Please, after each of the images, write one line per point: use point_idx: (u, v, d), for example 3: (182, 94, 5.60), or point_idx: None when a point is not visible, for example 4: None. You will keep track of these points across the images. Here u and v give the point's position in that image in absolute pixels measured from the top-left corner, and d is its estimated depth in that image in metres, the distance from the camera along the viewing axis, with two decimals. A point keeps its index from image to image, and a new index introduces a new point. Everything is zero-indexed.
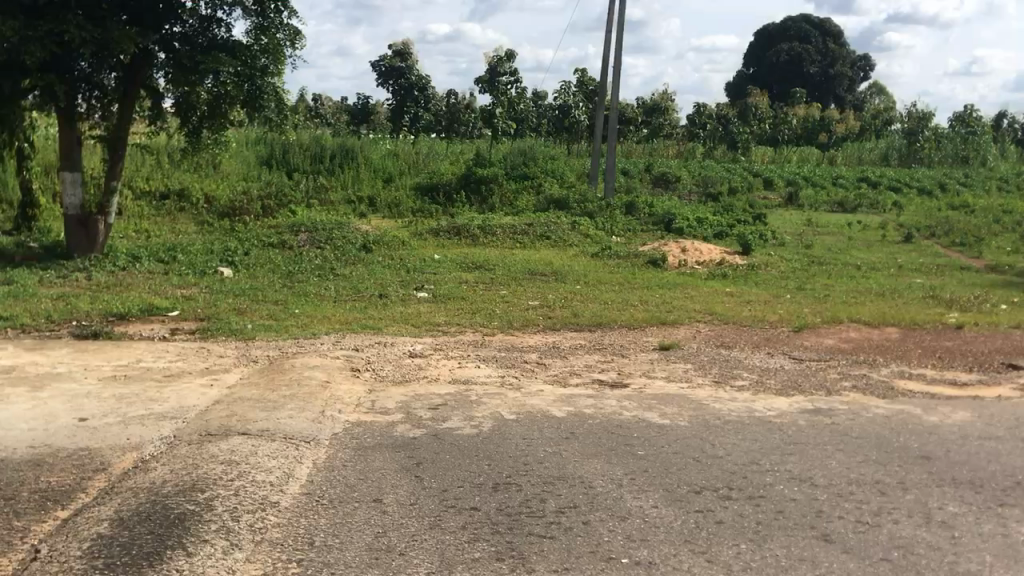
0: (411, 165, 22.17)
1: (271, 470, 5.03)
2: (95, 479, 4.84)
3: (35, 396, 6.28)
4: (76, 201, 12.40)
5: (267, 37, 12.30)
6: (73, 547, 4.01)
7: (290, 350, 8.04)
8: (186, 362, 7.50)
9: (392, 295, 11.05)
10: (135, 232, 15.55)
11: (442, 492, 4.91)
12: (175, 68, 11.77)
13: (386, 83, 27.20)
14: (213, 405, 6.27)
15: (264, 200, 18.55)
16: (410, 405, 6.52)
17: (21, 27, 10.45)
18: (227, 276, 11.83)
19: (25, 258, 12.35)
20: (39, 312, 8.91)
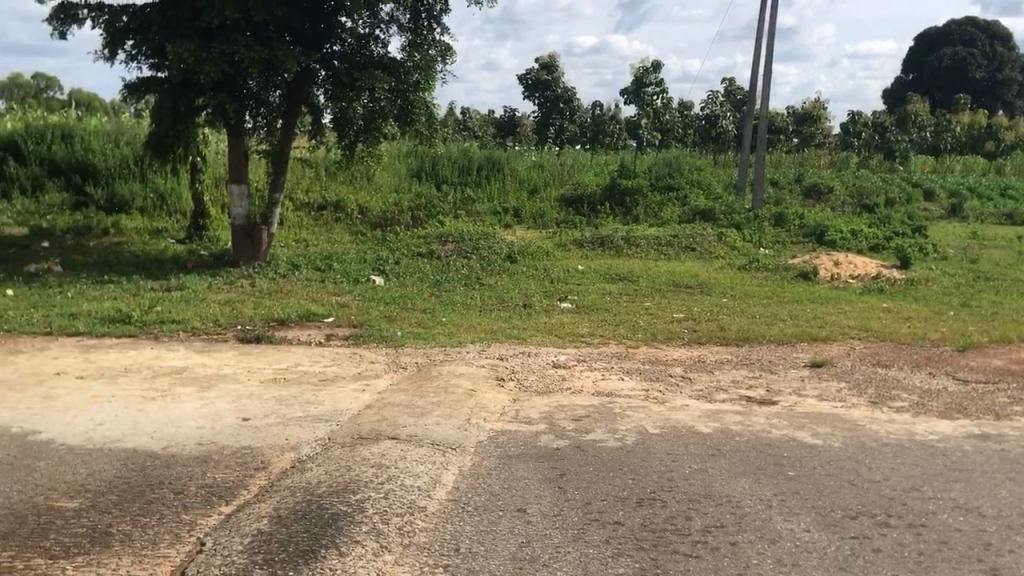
0: (556, 176, 22.29)
1: (419, 475, 5.15)
2: (256, 477, 5.08)
3: (204, 396, 6.67)
4: (242, 212, 13.12)
5: (420, 54, 12.68)
6: (235, 541, 4.22)
7: (438, 357, 8.22)
8: (340, 367, 7.79)
9: (537, 305, 11.11)
10: (295, 241, 16.30)
11: (586, 505, 4.88)
12: (335, 85, 12.30)
13: (533, 95, 27.53)
14: (365, 409, 6.48)
15: (414, 211, 19.06)
16: (554, 416, 6.54)
17: (197, 50, 11.17)
18: (378, 285, 12.23)
19: (196, 265, 13.11)
20: (208, 316, 9.48)
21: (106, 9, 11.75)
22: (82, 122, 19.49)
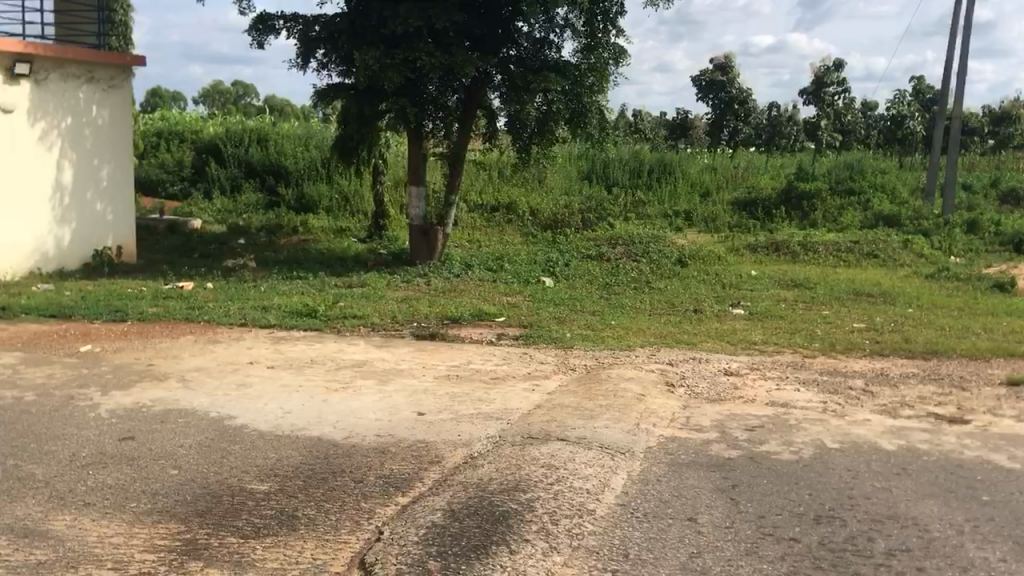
0: (729, 179, 21.75)
1: (587, 478, 5.13)
2: (430, 471, 5.21)
3: (382, 389, 6.93)
4: (419, 212, 13.56)
5: (595, 56, 12.83)
6: (411, 532, 4.35)
7: (607, 360, 8.18)
8: (511, 366, 7.90)
9: (708, 311, 10.87)
10: (468, 242, 16.67)
11: (759, 518, 4.72)
12: (510, 88, 12.45)
13: (706, 97, 27.00)
14: (535, 408, 6.53)
15: (584, 213, 19.09)
16: (726, 424, 6.37)
17: (382, 56, 11.62)
18: (549, 286, 12.32)
19: (375, 263, 13.66)
20: (387, 312, 9.85)
21: (300, 19, 12.44)
22: (275, 127, 20.74)
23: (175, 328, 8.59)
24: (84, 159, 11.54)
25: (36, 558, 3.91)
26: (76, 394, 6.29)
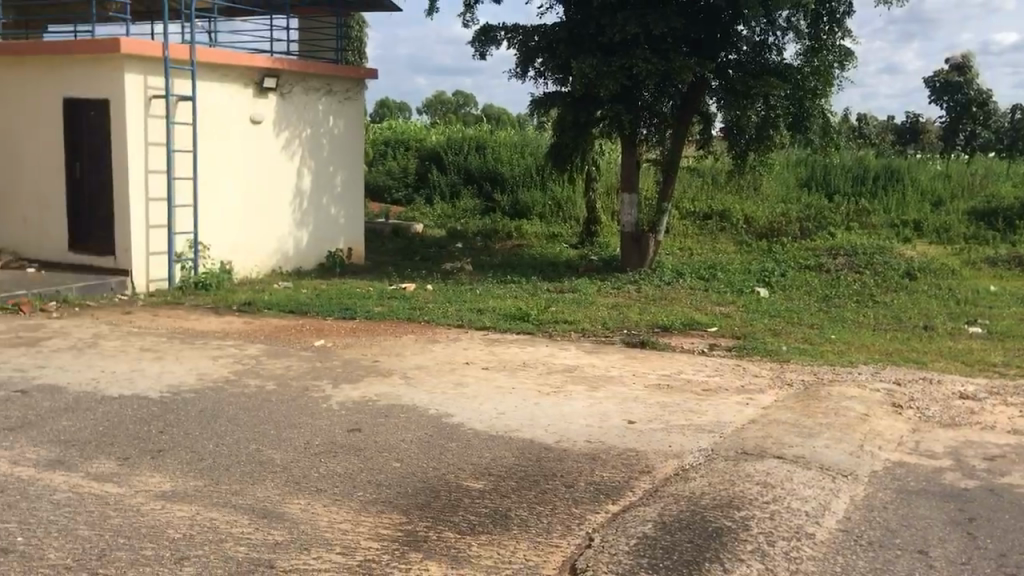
0: (966, 187, 20.15)
1: (806, 499, 4.89)
2: (641, 480, 5.15)
3: (593, 395, 6.93)
4: (632, 219, 13.50)
5: (819, 59, 12.24)
6: (622, 541, 4.32)
7: (827, 377, 7.78)
8: (724, 378, 7.68)
9: (939, 328, 10.11)
10: (680, 250, 16.42)
11: (1001, 557, 4.31)
12: (729, 94, 12.21)
13: (940, 99, 25.20)
14: (749, 423, 6.32)
15: (803, 221, 18.30)
16: (961, 452, 5.87)
17: (599, 64, 11.67)
18: (764, 296, 11.90)
19: (586, 268, 13.73)
20: (597, 318, 9.87)
21: (520, 30, 12.75)
22: (493, 135, 21.40)
23: (397, 327, 9.02)
24: (320, 165, 12.37)
25: (274, 538, 4.21)
26: (309, 386, 6.73)
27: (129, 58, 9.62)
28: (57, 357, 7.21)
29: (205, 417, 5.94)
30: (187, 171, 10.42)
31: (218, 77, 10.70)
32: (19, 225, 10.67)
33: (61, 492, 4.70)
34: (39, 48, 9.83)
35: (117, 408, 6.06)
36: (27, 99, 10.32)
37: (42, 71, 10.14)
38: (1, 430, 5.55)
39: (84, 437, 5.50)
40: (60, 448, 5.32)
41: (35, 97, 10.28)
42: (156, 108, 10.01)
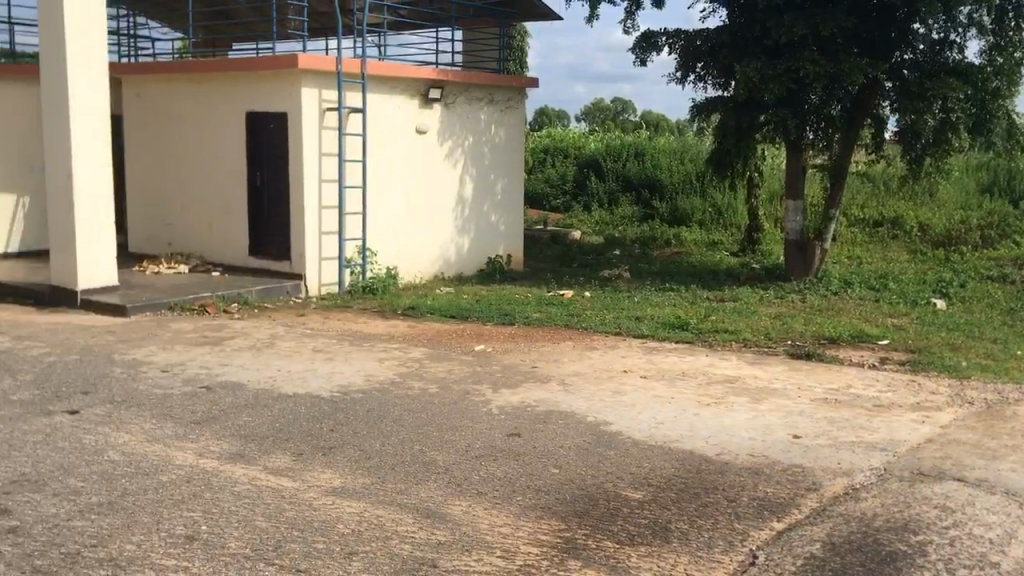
0: None
1: (991, 526, 4.56)
2: (808, 498, 4.95)
3: (756, 408, 6.73)
4: (796, 227, 13.04)
5: (1004, 56, 11.43)
6: (787, 561, 4.17)
7: (1014, 396, 7.23)
8: (897, 394, 7.28)
9: None
10: (848, 259, 15.72)
11: None
12: (905, 96, 11.62)
13: None
14: (925, 442, 5.96)
15: (985, 229, 17.13)
16: None
17: (764, 68, 11.36)
18: (941, 309, 11.21)
19: (748, 277, 13.35)
20: (759, 328, 9.58)
21: (682, 35, 12.55)
22: (653, 142, 21.20)
23: (556, 333, 9.07)
24: (482, 173, 12.62)
25: (436, 538, 4.31)
26: (470, 389, 6.87)
27: (306, 72, 10.12)
28: (238, 356, 7.66)
29: (372, 416, 6.16)
30: (356, 180, 10.85)
31: (387, 89, 11.11)
32: (205, 231, 11.41)
33: (241, 483, 4.98)
34: (225, 65, 10.47)
35: (292, 405, 6.37)
36: (214, 114, 11.03)
37: (227, 87, 10.81)
38: (189, 423, 5.95)
39: (262, 432, 5.82)
40: (240, 441, 5.65)
41: (221, 111, 10.96)
42: (329, 120, 10.49)
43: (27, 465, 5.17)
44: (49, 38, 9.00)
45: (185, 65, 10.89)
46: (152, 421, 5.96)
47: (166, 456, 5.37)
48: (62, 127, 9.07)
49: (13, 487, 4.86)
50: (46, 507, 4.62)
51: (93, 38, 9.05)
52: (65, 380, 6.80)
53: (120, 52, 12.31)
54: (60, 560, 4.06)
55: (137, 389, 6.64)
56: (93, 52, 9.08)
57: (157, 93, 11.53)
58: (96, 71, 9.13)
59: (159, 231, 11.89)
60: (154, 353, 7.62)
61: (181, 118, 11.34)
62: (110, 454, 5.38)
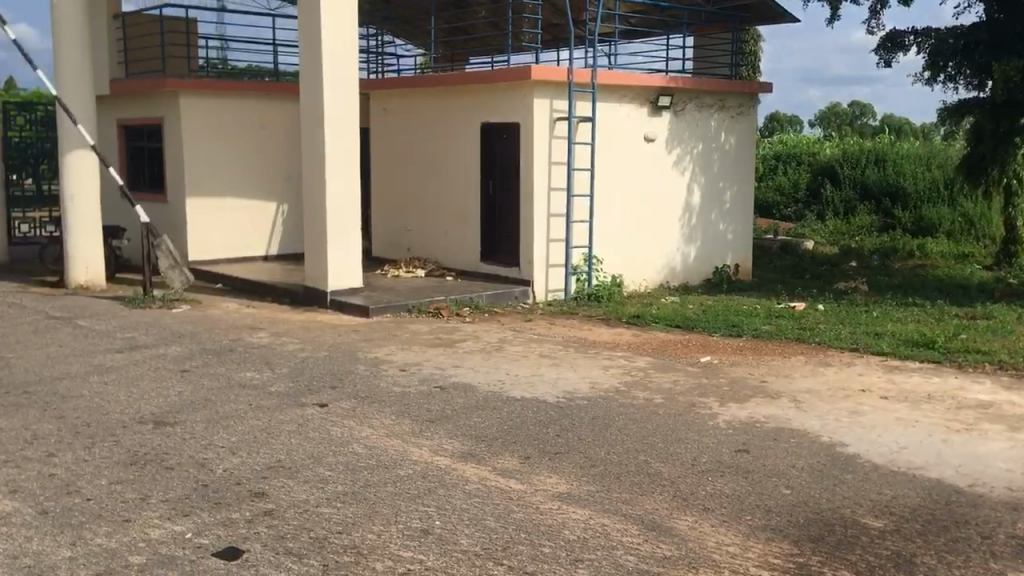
0: None
1: None
2: None
3: (1014, 437, 6.13)
4: None
5: None
6: None
7: None
8: None
9: None
10: None
11: None
12: None
13: None
14: None
15: None
16: None
17: None
18: None
19: (1005, 293, 12.22)
20: (1018, 350, 8.73)
21: (932, 33, 11.70)
22: (896, 147, 19.92)
23: (786, 347, 8.72)
24: (711, 182, 12.39)
25: (662, 552, 4.26)
26: (697, 401, 6.75)
27: (538, 84, 10.35)
28: (469, 358, 7.95)
29: (598, 424, 6.20)
30: (584, 188, 10.98)
31: (617, 98, 11.15)
32: (441, 238, 11.94)
33: (472, 482, 5.17)
34: (463, 79, 10.91)
35: (520, 409, 6.53)
36: (452, 126, 11.52)
37: (464, 100, 11.27)
38: (424, 421, 6.24)
39: (492, 433, 6.00)
40: (471, 441, 5.86)
41: (458, 123, 11.44)
42: (560, 130, 10.68)
43: (283, 452, 5.63)
44: (308, 59, 9.76)
45: (426, 80, 11.45)
46: (391, 417, 6.31)
47: (403, 451, 5.66)
48: (316, 140, 9.81)
49: (270, 472, 5.30)
50: (298, 492, 5.00)
51: (345, 57, 9.72)
52: (315, 374, 7.35)
53: (369, 69, 13.10)
54: (310, 543, 4.38)
55: (378, 386, 7.05)
56: (345, 70, 9.75)
57: (400, 107, 12.21)
58: (347, 88, 9.79)
59: (399, 237, 12.57)
60: (393, 352, 8.07)
61: (422, 130, 11.94)
62: (354, 446, 5.75)
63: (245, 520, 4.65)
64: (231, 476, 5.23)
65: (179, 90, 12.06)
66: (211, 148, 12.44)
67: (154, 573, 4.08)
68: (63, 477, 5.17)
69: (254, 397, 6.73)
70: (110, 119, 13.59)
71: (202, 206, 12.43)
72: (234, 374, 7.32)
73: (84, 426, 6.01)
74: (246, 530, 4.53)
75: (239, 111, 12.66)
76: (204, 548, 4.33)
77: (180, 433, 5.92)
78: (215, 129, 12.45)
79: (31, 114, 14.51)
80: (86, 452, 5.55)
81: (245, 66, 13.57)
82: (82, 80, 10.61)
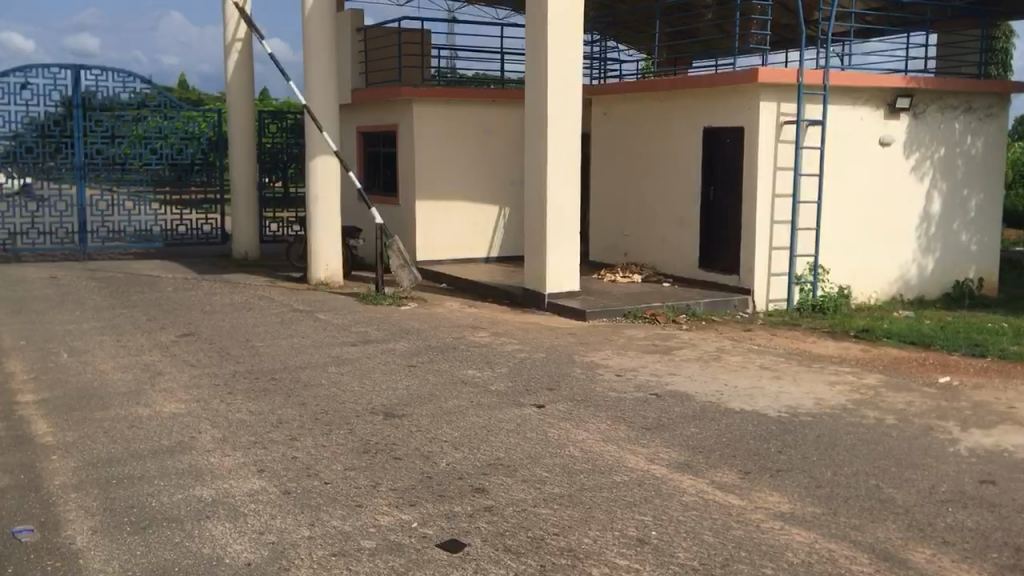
0: None
1: None
2: None
3: None
4: None
5: None
6: None
7: None
8: None
9: None
10: None
11: None
12: None
13: None
14: None
15: None
16: None
17: None
18: None
19: None
20: None
21: None
22: None
23: None
24: (954, 190, 11.53)
25: None
26: (935, 425, 6.29)
27: (765, 87, 10.04)
28: (686, 367, 7.83)
29: (823, 442, 5.92)
30: (811, 195, 10.54)
31: (851, 101, 10.60)
32: (658, 243, 11.84)
33: (689, 494, 5.08)
34: (687, 83, 10.76)
35: (739, 421, 6.36)
36: (674, 130, 11.40)
37: (688, 104, 11.11)
38: (640, 428, 6.21)
39: (710, 445, 5.88)
40: (688, 452, 5.76)
41: (680, 128, 11.30)
42: (787, 134, 10.31)
43: (502, 450, 5.79)
44: (534, 67, 9.98)
45: (650, 85, 11.40)
46: (607, 423, 6.33)
47: (620, 457, 5.66)
48: (540, 145, 10.01)
49: (490, 468, 5.47)
50: (516, 492, 5.12)
51: (569, 64, 9.86)
52: (533, 375, 7.50)
53: (592, 74, 13.17)
54: (528, 542, 4.47)
55: (594, 390, 7.09)
56: (569, 77, 9.89)
57: (623, 112, 12.22)
58: (570, 94, 9.92)
59: (616, 242, 12.59)
60: (609, 357, 8.09)
61: (644, 135, 11.89)
62: (571, 449, 5.81)
63: (466, 514, 4.81)
64: (453, 470, 5.43)
65: (412, 98, 12.68)
66: (439, 153, 13.00)
67: (384, 558, 4.31)
68: (303, 460, 5.57)
69: (475, 394, 6.96)
70: (351, 126, 14.51)
71: (429, 209, 13.02)
72: (456, 371, 7.61)
73: (323, 414, 6.45)
74: (468, 524, 4.69)
75: (467, 117, 13.14)
76: (428, 539, 4.52)
77: (407, 425, 6.23)
78: (444, 136, 13.00)
79: (282, 122, 15.79)
80: (324, 438, 5.96)
81: (472, 75, 14.05)
82: (327, 90, 11.39)
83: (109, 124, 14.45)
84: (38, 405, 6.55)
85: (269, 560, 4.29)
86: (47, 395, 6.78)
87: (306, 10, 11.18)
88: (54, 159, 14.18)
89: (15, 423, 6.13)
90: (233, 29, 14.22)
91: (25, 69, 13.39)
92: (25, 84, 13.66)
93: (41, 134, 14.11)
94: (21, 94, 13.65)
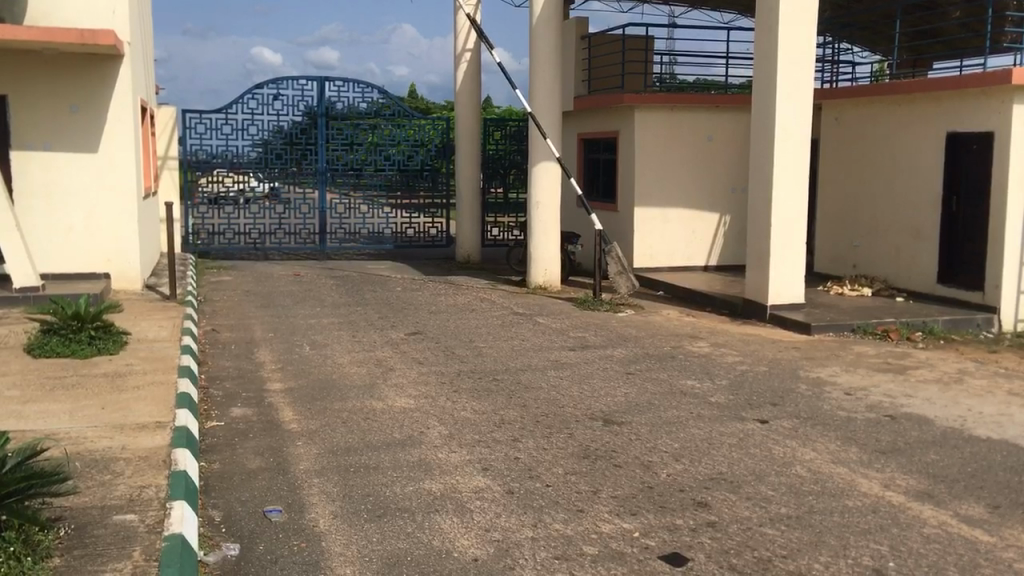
0: None
1: None
2: None
3: None
4: None
5: None
6: None
7: None
8: None
9: None
10: None
11: None
12: None
13: None
14: None
15: None
16: None
17: None
18: None
19: None
20: None
21: None
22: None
23: None
24: None
25: None
26: None
27: (1019, 90, 9.21)
28: (924, 389, 7.30)
29: None
30: None
31: None
32: (892, 256, 11.17)
33: (930, 526, 4.74)
34: (930, 86, 10.08)
35: (985, 451, 5.86)
36: (914, 136, 10.70)
37: (930, 109, 10.40)
38: (873, 451, 5.87)
39: (952, 474, 5.47)
40: (929, 480, 5.38)
41: (922, 133, 10.58)
42: None
43: (724, 464, 5.63)
44: (763, 70, 9.68)
45: (889, 88, 10.76)
46: (838, 443, 6.02)
47: (852, 481, 5.36)
48: (766, 152, 9.70)
49: (713, 483, 5.33)
50: (741, 509, 4.96)
51: (802, 67, 9.49)
52: (756, 390, 7.24)
53: (823, 79, 12.61)
54: (754, 562, 4.32)
55: (822, 408, 6.77)
56: (800, 81, 9.51)
57: (856, 118, 11.64)
58: (800, 98, 9.54)
59: (845, 252, 12.00)
60: (837, 374, 7.71)
61: (881, 141, 11.23)
62: (798, 468, 5.57)
63: (690, 528, 4.72)
64: (674, 482, 5.35)
65: (634, 105, 12.66)
66: (659, 160, 12.89)
67: (608, 566, 4.30)
68: (526, 461, 5.68)
69: (695, 406, 6.82)
70: (572, 133, 14.69)
71: (648, 216, 12.94)
72: (676, 380, 7.50)
73: (544, 416, 6.55)
74: (691, 539, 4.60)
75: (689, 124, 12.95)
76: (650, 550, 4.47)
77: (626, 433, 6.20)
78: (664, 143, 12.87)
79: (505, 130, 16.19)
80: (545, 441, 6.04)
81: (694, 81, 13.82)
82: (551, 98, 11.56)
83: (348, 132, 15.41)
84: (285, 393, 7.08)
85: (495, 557, 4.39)
86: (292, 384, 7.31)
87: (533, 19, 11.43)
88: (300, 164, 15.33)
89: (265, 410, 6.65)
90: (463, 40, 14.79)
91: (277, 81, 14.58)
92: (277, 96, 14.84)
93: (289, 141, 15.24)
94: (273, 104, 14.84)
